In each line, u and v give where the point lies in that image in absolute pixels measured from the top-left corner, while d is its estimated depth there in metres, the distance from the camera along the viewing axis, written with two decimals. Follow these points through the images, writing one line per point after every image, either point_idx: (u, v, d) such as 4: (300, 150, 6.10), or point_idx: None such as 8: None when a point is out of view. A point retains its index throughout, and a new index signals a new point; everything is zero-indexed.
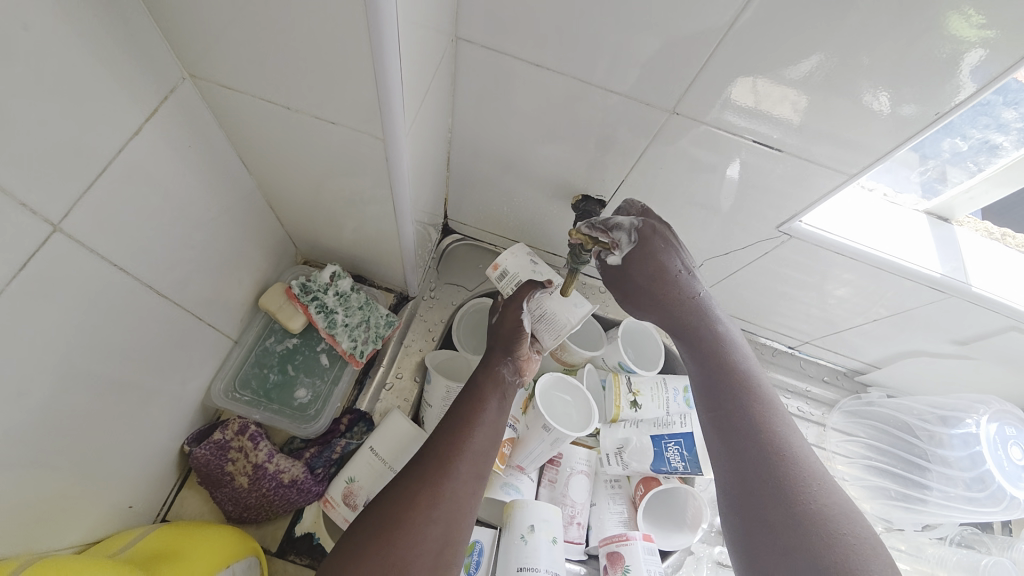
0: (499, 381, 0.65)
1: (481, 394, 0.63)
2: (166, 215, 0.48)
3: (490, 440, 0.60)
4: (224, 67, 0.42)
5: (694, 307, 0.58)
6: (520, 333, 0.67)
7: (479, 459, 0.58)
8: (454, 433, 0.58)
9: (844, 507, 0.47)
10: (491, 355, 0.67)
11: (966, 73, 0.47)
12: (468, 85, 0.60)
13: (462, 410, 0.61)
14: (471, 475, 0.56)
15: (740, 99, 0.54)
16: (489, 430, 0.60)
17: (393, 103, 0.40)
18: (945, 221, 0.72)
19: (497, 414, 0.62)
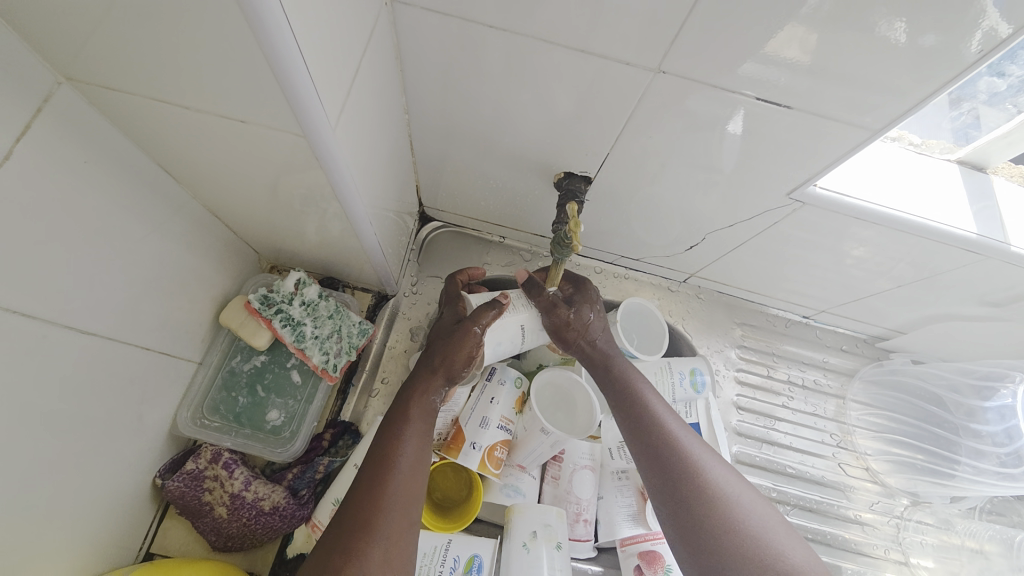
0: (427, 407, 0.55)
1: (398, 427, 0.52)
2: (84, 243, 0.42)
3: (416, 483, 0.50)
4: (101, 65, 0.35)
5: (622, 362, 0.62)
6: (451, 351, 0.57)
7: (406, 506, 0.48)
8: (372, 483, 0.48)
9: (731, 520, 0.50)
10: (421, 376, 0.57)
11: None
12: (417, 57, 0.52)
13: (376, 452, 0.50)
14: (398, 528, 0.46)
15: (737, 47, 0.45)
16: (411, 473, 0.50)
17: (303, 93, 0.34)
18: (980, 170, 0.64)
19: (421, 444, 0.52)
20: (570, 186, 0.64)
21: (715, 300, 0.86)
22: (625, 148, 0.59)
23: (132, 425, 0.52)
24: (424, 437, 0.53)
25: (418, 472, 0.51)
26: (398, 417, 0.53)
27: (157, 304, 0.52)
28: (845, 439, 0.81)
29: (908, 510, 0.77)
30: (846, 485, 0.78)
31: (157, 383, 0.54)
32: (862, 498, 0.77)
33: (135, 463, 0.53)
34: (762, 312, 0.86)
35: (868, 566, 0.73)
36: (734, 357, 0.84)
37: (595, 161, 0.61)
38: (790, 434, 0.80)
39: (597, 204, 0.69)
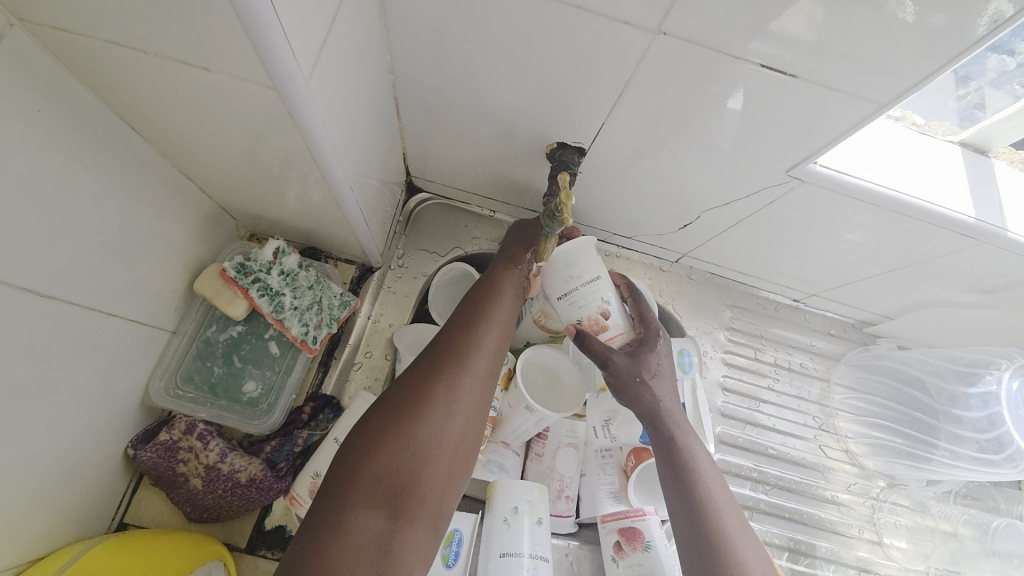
0: (515, 281, 0.61)
1: (486, 308, 0.56)
2: (41, 201, 0.39)
3: (504, 337, 0.56)
4: (49, 1, 0.32)
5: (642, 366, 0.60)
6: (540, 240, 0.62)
7: (483, 374, 0.52)
8: (468, 327, 0.54)
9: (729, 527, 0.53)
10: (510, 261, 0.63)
11: None
12: (402, 11, 0.48)
13: (466, 318, 0.55)
14: (485, 369, 0.52)
15: (744, 14, 0.42)
16: (500, 329, 0.56)
17: (270, 40, 0.31)
18: (981, 154, 0.62)
19: (505, 326, 0.57)
20: (563, 159, 0.61)
21: (706, 281, 0.85)
22: (622, 120, 0.56)
23: (101, 394, 0.50)
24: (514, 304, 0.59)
25: (497, 351, 0.55)
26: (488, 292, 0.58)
27: (125, 269, 0.49)
28: (828, 422, 0.82)
29: (885, 492, 0.79)
30: (825, 466, 0.79)
31: (127, 352, 0.52)
32: (840, 479, 0.78)
33: (105, 433, 0.52)
34: (752, 295, 0.85)
35: (842, 545, 0.74)
36: (723, 339, 0.83)
37: (590, 132, 0.59)
38: (774, 416, 0.80)
39: (591, 178, 0.67)
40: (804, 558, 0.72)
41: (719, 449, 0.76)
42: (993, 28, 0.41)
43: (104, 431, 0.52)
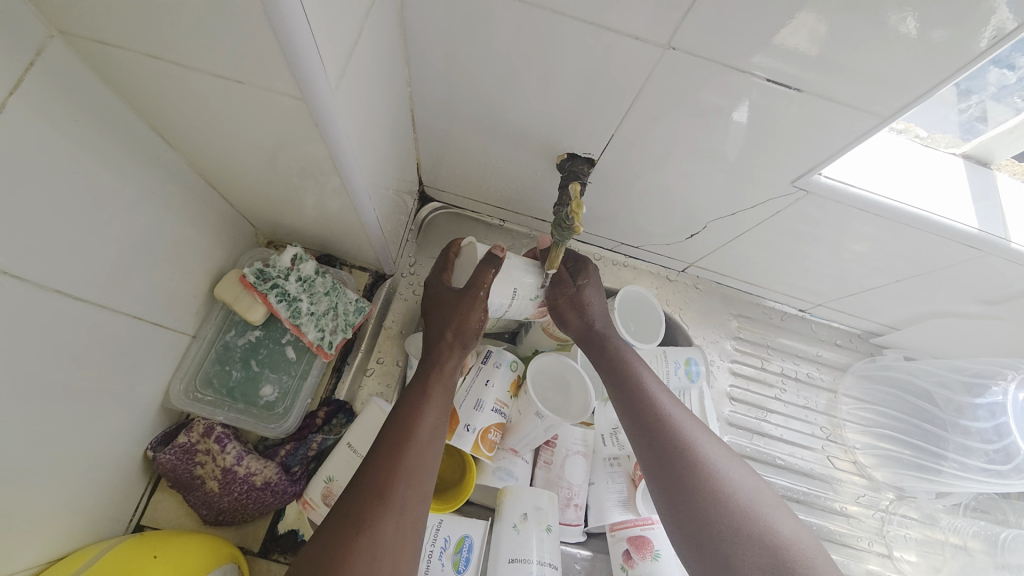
0: (444, 379, 0.56)
1: (418, 401, 0.53)
2: (75, 206, 0.41)
3: (432, 450, 0.51)
4: (96, 18, 0.34)
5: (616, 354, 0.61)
6: (470, 324, 0.58)
7: (421, 472, 0.49)
8: (389, 454, 0.48)
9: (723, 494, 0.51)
10: (440, 353, 0.58)
11: None
12: (421, 28, 0.50)
13: (398, 423, 0.51)
14: (411, 499, 0.47)
15: (750, 30, 0.44)
16: (425, 446, 0.50)
17: (303, 54, 0.33)
18: (984, 165, 0.63)
19: (440, 416, 0.53)
20: (572, 169, 0.63)
21: (712, 291, 0.86)
22: (630, 132, 0.58)
23: (123, 395, 0.51)
24: (443, 410, 0.54)
25: (436, 442, 0.52)
26: (419, 390, 0.54)
27: (150, 273, 0.51)
28: (836, 432, 0.82)
29: (894, 504, 0.79)
30: (834, 477, 0.79)
31: (150, 354, 0.54)
32: (849, 490, 0.78)
33: (126, 433, 0.53)
34: (758, 305, 0.86)
35: (851, 557, 0.74)
36: (730, 348, 0.84)
37: (599, 144, 0.61)
38: (781, 426, 0.81)
39: (599, 189, 0.69)
40: None
41: None
42: (992, 43, 0.42)
43: (124, 431, 0.53)
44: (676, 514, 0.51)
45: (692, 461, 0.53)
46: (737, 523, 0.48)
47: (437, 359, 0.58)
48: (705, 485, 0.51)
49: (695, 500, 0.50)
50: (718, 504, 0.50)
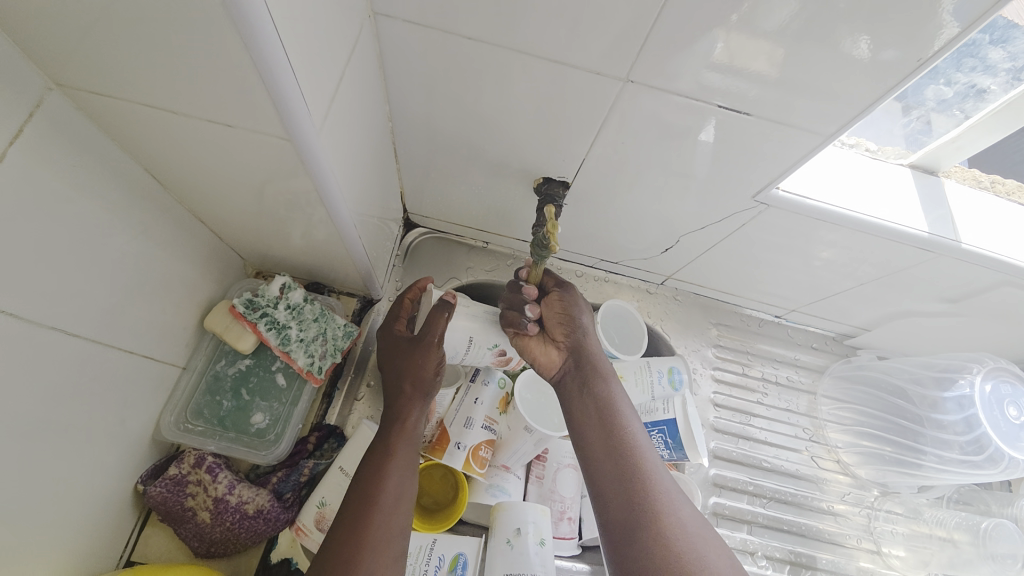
0: (410, 430, 0.57)
1: (383, 462, 0.54)
2: (68, 245, 0.42)
3: (402, 506, 0.52)
4: (94, 71, 0.36)
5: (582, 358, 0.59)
6: (427, 370, 0.59)
7: (390, 535, 0.49)
8: (355, 519, 0.49)
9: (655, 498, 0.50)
10: (402, 403, 0.59)
11: (951, 12, 0.42)
12: (399, 67, 0.54)
13: (363, 487, 0.52)
14: (382, 563, 0.47)
15: (707, 60, 0.48)
16: (393, 505, 0.51)
17: (289, 99, 0.35)
18: (932, 173, 0.68)
19: (405, 476, 0.54)
20: (552, 194, 0.66)
21: (692, 301, 0.89)
22: (602, 155, 0.61)
23: (114, 428, 0.52)
24: (410, 462, 0.55)
25: (403, 501, 0.52)
26: (382, 452, 0.55)
27: (142, 307, 0.52)
28: (819, 433, 0.84)
29: (880, 500, 0.81)
30: (820, 477, 0.81)
31: (141, 387, 0.54)
32: (835, 489, 0.80)
33: (118, 467, 0.53)
34: (736, 312, 0.89)
35: (843, 557, 0.75)
36: (711, 355, 0.87)
37: (573, 167, 0.64)
38: (766, 429, 0.83)
39: (576, 210, 0.72)
40: (805, 570, 0.73)
41: (715, 463, 0.78)
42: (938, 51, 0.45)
43: (116, 465, 0.53)
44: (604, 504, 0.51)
45: (635, 485, 0.51)
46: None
47: (400, 415, 0.58)
48: (643, 513, 0.49)
49: (637, 551, 0.47)
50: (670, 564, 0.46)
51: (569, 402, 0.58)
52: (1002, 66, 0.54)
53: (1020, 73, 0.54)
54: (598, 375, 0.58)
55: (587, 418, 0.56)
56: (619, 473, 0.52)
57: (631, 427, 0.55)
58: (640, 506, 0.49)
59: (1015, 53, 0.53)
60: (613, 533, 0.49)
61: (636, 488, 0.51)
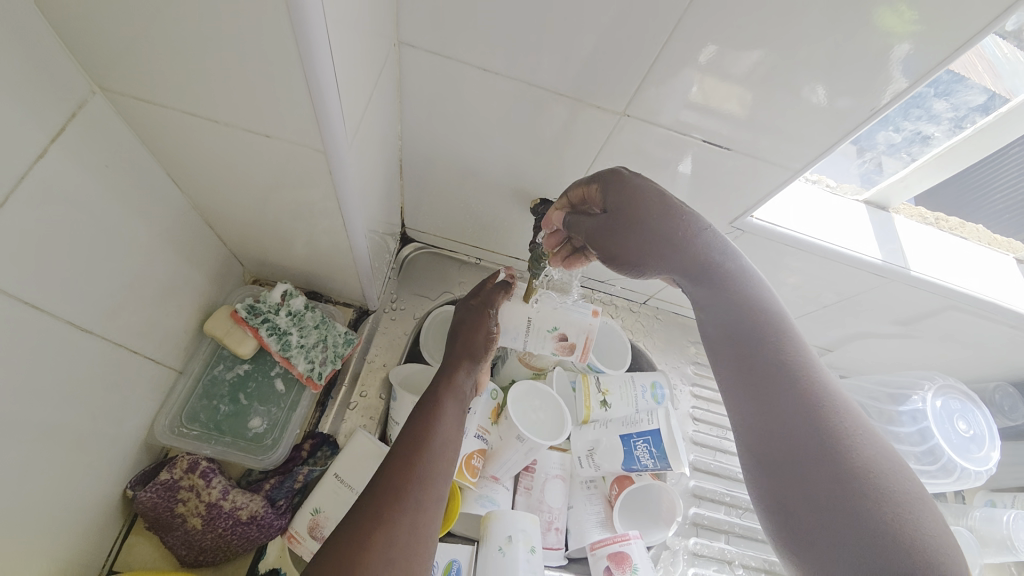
0: (458, 386, 0.61)
1: (434, 407, 0.57)
2: (87, 240, 0.44)
3: (450, 448, 0.55)
4: (141, 78, 0.39)
5: (710, 267, 0.49)
6: (486, 338, 0.66)
7: (435, 473, 0.51)
8: (410, 445, 0.52)
9: (849, 454, 0.38)
10: (454, 363, 0.63)
11: (897, 65, 0.49)
12: (415, 91, 0.58)
13: (416, 423, 0.55)
14: (426, 492, 0.49)
15: (692, 99, 0.54)
16: (443, 443, 0.54)
17: (330, 114, 0.39)
18: (883, 209, 0.76)
19: (455, 426, 0.57)
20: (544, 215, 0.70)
21: (672, 321, 0.94)
22: None
23: (110, 428, 0.52)
24: (459, 414, 0.59)
25: (451, 450, 0.55)
26: (434, 400, 0.58)
27: (147, 308, 0.53)
28: None
29: None
30: None
31: (139, 387, 0.54)
32: None
33: (109, 469, 0.53)
34: None
35: None
36: (689, 372, 0.92)
37: (568, 190, 0.69)
38: None
39: None
40: None
41: (694, 475, 0.82)
42: (891, 99, 0.52)
43: (108, 467, 0.52)
44: (781, 492, 0.39)
45: (824, 458, 0.38)
46: (850, 522, 0.36)
47: (452, 372, 0.62)
48: (871, 485, 0.36)
49: (811, 493, 0.38)
50: (846, 499, 0.36)
51: (704, 306, 0.50)
52: (946, 115, 0.62)
53: (962, 122, 0.63)
54: (727, 280, 0.49)
55: (750, 348, 0.45)
56: (810, 413, 0.40)
57: (801, 347, 0.45)
58: (809, 461, 0.39)
59: (956, 104, 0.61)
60: (782, 496, 0.39)
61: (822, 435, 0.39)
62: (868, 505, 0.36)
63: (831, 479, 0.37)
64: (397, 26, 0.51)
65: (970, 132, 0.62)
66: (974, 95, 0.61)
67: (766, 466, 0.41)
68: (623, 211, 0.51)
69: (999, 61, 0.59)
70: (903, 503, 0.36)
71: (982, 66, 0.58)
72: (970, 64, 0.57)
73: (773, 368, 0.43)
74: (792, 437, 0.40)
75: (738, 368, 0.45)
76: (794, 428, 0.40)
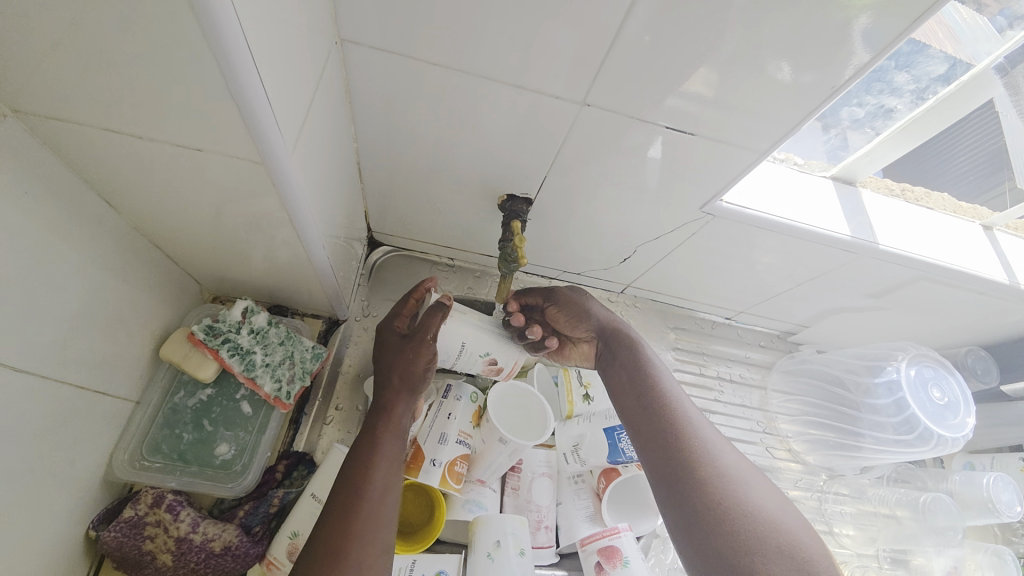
0: (394, 428, 0.57)
1: (368, 459, 0.53)
2: (15, 274, 0.40)
3: (387, 501, 0.52)
4: (51, 96, 0.35)
5: (614, 331, 0.67)
6: (421, 367, 0.60)
7: (377, 528, 0.49)
8: (341, 516, 0.48)
9: (716, 472, 0.52)
10: (390, 399, 0.58)
11: (859, 38, 0.48)
12: (365, 91, 0.55)
13: (348, 483, 0.51)
14: (367, 560, 0.47)
15: (653, 83, 0.52)
16: (379, 500, 0.51)
17: (262, 121, 0.36)
18: (850, 184, 0.76)
19: (393, 467, 0.54)
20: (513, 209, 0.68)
21: (650, 308, 0.94)
22: (561, 172, 0.65)
23: (64, 470, 0.48)
24: (396, 458, 0.55)
25: (389, 495, 0.52)
26: (369, 445, 0.54)
27: (94, 339, 0.50)
28: (771, 425, 0.91)
29: (828, 483, 0.87)
30: (775, 467, 0.87)
31: (93, 423, 0.51)
32: (789, 476, 0.86)
33: (68, 513, 0.49)
34: (691, 316, 0.95)
35: None
36: (671, 358, 0.91)
37: (535, 184, 0.67)
38: (724, 425, 0.88)
39: (539, 224, 0.75)
40: None
41: None
42: (852, 75, 0.51)
43: (67, 510, 0.49)
44: (676, 510, 0.50)
45: (698, 478, 0.51)
46: (732, 530, 0.47)
47: (386, 407, 0.58)
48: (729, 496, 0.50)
49: (700, 510, 0.49)
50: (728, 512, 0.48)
51: (610, 366, 0.65)
52: (908, 87, 0.62)
53: (922, 93, 0.63)
54: (627, 343, 0.65)
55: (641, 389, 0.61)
56: (684, 444, 0.54)
57: (675, 390, 0.61)
58: (695, 484, 0.51)
59: (917, 77, 0.61)
60: (681, 515, 0.50)
61: (691, 456, 0.53)
62: (733, 517, 0.48)
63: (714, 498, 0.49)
64: (337, 22, 0.48)
65: (932, 103, 0.63)
66: (934, 67, 0.60)
67: (670, 493, 0.52)
68: (571, 311, 0.67)
69: (959, 27, 0.57)
70: (755, 510, 0.49)
71: (943, 33, 0.56)
72: (929, 32, 0.55)
73: (652, 404, 0.59)
74: (678, 461, 0.53)
75: (623, 399, 0.61)
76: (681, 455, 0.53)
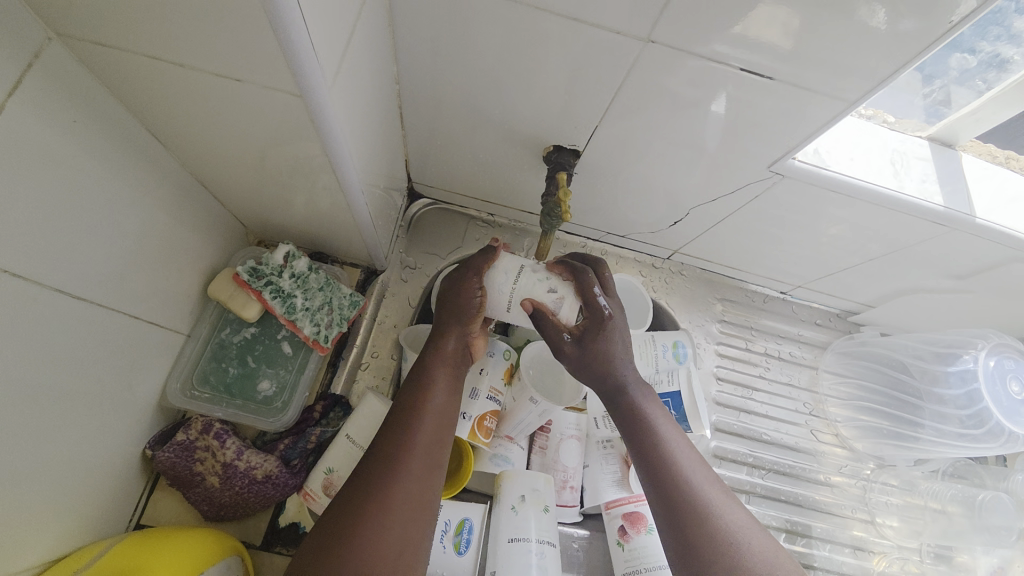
0: (450, 358, 0.58)
1: (425, 378, 0.55)
2: (69, 204, 0.41)
3: (441, 423, 0.53)
4: (92, 19, 0.34)
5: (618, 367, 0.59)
6: (478, 308, 0.59)
7: (432, 450, 0.51)
8: (400, 424, 0.51)
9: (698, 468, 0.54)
10: (443, 331, 0.59)
11: None
12: (409, 25, 0.52)
13: (408, 399, 0.54)
14: (423, 466, 0.49)
15: (728, 22, 0.46)
16: (434, 420, 0.53)
17: (300, 49, 0.34)
18: (950, 147, 0.66)
19: (448, 395, 0.55)
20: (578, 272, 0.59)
21: (697, 277, 0.89)
22: (615, 124, 0.60)
23: (123, 395, 0.52)
24: (450, 386, 0.56)
25: (445, 415, 0.54)
26: (421, 376, 0.56)
27: (146, 273, 0.51)
28: (818, 408, 0.86)
29: (875, 472, 0.82)
30: (817, 450, 0.82)
31: (148, 353, 0.54)
32: (832, 461, 0.82)
33: (126, 432, 0.53)
34: (741, 289, 0.90)
35: (837, 525, 0.77)
36: (715, 331, 0.87)
37: (583, 136, 0.62)
38: (766, 403, 0.84)
39: (584, 181, 0.71)
40: (800, 538, 0.75)
41: (715, 436, 0.79)
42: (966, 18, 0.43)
43: (125, 430, 0.53)
44: (664, 512, 0.52)
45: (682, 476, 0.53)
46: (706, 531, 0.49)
47: (437, 342, 0.59)
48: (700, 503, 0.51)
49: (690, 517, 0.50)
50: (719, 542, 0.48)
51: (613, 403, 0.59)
52: None
53: None
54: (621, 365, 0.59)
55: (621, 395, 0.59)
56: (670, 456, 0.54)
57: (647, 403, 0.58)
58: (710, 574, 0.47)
59: None
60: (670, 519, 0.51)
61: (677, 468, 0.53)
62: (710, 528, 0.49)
63: (705, 533, 0.49)
64: None
65: None
66: None
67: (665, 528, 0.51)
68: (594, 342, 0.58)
69: None
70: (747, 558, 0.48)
71: None
72: None
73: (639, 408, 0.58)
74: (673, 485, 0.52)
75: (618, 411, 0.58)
76: (666, 488, 0.52)
